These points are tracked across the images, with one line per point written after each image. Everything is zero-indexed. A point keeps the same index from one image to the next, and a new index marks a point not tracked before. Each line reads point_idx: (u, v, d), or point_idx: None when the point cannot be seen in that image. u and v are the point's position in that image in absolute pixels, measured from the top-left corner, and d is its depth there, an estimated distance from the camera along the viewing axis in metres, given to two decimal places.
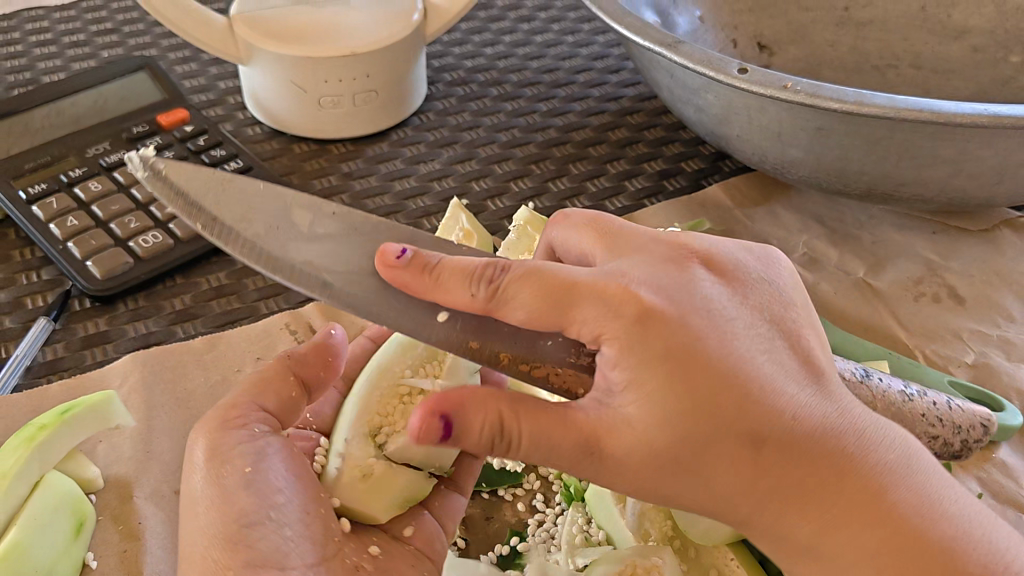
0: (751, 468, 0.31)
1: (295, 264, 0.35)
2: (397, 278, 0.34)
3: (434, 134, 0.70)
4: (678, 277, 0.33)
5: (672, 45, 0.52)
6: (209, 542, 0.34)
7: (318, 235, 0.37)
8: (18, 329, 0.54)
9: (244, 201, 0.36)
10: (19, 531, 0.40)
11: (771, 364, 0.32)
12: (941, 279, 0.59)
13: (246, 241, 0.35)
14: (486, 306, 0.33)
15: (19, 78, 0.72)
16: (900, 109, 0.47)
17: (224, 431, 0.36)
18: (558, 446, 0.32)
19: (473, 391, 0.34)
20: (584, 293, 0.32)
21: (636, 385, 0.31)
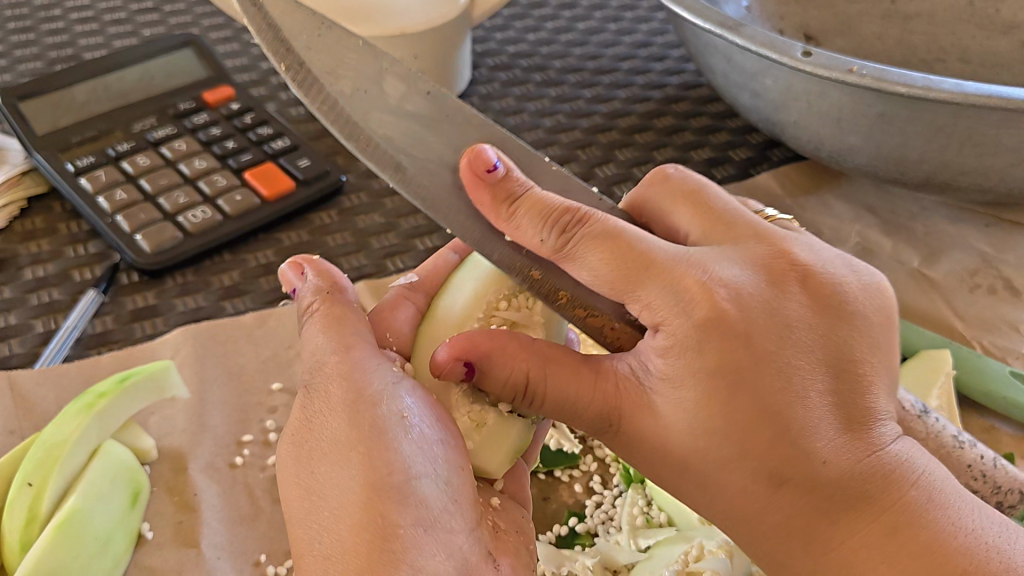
0: (768, 494, 0.30)
1: (376, 137, 0.33)
2: (477, 192, 0.33)
3: (478, 117, 0.69)
4: (758, 285, 0.31)
5: (733, 27, 0.52)
6: (357, 494, 0.31)
7: (403, 110, 0.34)
8: (66, 300, 0.53)
9: (338, 50, 0.33)
10: (79, 498, 0.40)
11: (829, 398, 0.30)
12: (996, 271, 0.58)
13: (331, 100, 0.32)
14: (557, 254, 0.32)
15: (61, 54, 0.72)
16: (970, 95, 0.47)
17: (360, 376, 0.34)
18: (580, 407, 0.32)
19: (504, 342, 0.34)
20: (648, 291, 0.31)
21: (674, 385, 0.30)
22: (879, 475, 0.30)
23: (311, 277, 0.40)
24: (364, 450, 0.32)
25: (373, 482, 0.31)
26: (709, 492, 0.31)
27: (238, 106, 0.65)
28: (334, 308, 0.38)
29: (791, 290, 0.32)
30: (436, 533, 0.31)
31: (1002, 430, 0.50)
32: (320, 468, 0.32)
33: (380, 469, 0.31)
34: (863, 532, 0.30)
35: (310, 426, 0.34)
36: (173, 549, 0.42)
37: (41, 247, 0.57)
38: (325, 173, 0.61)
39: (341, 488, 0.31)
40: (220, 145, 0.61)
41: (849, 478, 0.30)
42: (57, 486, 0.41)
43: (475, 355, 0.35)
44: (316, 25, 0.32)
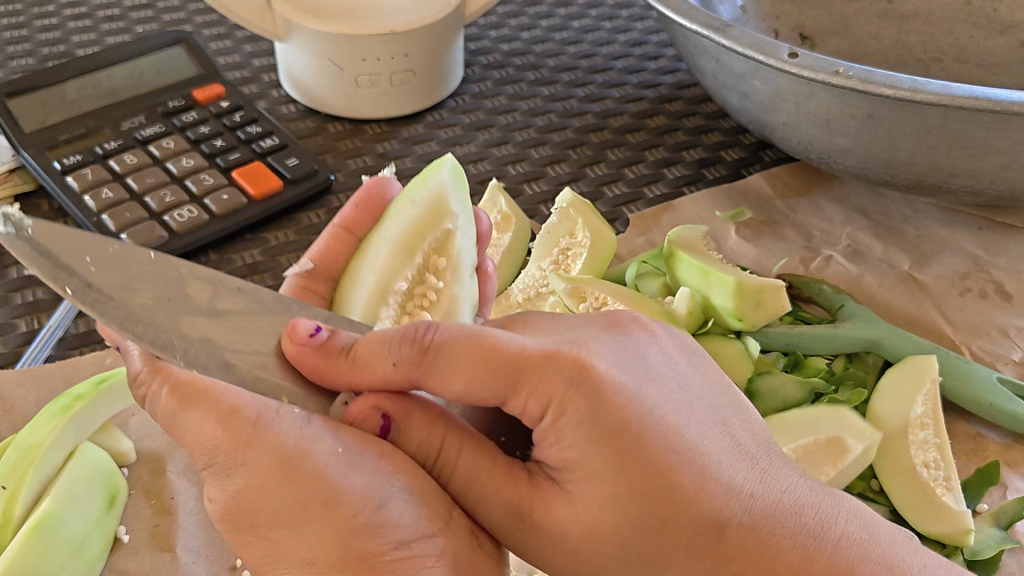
0: (712, 553, 0.30)
1: (196, 343, 0.30)
2: (307, 361, 0.32)
3: (469, 116, 0.69)
4: (620, 348, 0.33)
5: (720, 29, 0.51)
6: (329, 548, 0.29)
7: (218, 309, 0.31)
8: (50, 299, 0.53)
9: (125, 263, 0.29)
10: (53, 501, 0.40)
11: (720, 448, 0.32)
12: (987, 275, 0.58)
13: (132, 316, 0.28)
14: (415, 374, 0.32)
15: (53, 51, 0.71)
16: (955, 96, 0.46)
17: (263, 433, 0.30)
18: (492, 501, 0.32)
19: (416, 403, 0.33)
20: (529, 379, 0.31)
21: (585, 466, 0.30)
22: (794, 509, 0.32)
23: (128, 341, 0.31)
24: (318, 500, 0.29)
25: (347, 527, 0.29)
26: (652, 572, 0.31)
27: (228, 103, 0.64)
28: (170, 376, 0.30)
29: (646, 352, 0.34)
30: (421, 551, 0.30)
31: (989, 437, 0.49)
32: (280, 528, 0.30)
33: (349, 513, 0.29)
34: (815, 573, 0.31)
35: (239, 492, 0.30)
36: (149, 553, 0.42)
37: None
38: (313, 172, 0.61)
39: (315, 544, 0.30)
40: (209, 144, 0.61)
41: (770, 516, 0.31)
42: (30, 491, 0.40)
43: (393, 410, 0.33)
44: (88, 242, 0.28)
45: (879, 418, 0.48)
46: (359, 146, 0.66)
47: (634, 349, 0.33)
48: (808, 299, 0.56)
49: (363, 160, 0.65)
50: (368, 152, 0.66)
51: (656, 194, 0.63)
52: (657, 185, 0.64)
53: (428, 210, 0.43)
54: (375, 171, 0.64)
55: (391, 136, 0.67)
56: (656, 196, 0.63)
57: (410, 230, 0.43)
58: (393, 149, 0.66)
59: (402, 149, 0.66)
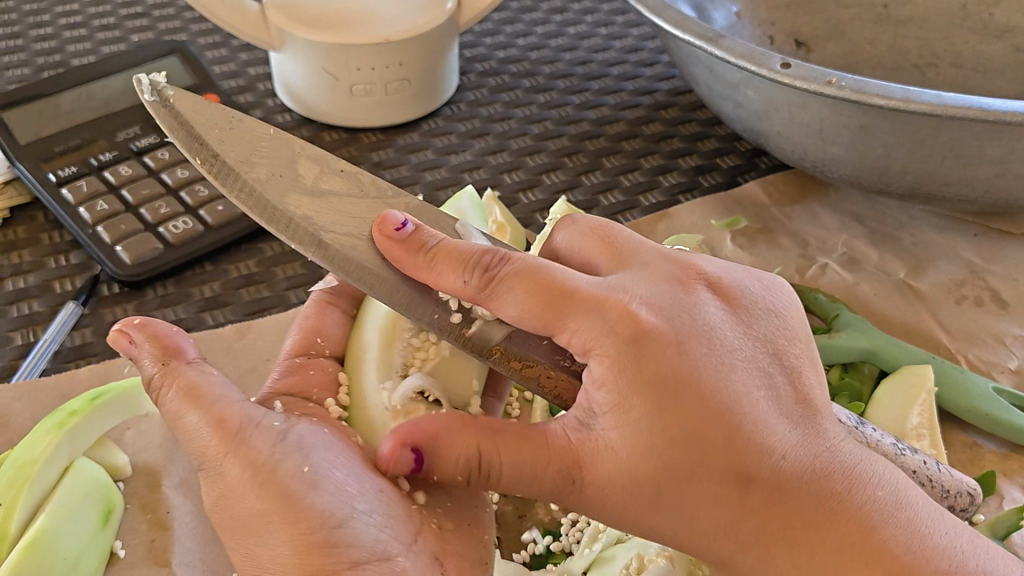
0: (736, 505, 0.31)
1: (295, 218, 0.35)
2: (390, 249, 0.35)
3: (465, 124, 0.69)
4: (681, 299, 0.33)
5: (713, 39, 0.51)
6: (293, 559, 0.31)
7: (321, 190, 0.37)
8: (46, 312, 0.53)
9: (254, 139, 0.36)
10: (47, 517, 0.40)
11: (768, 401, 0.32)
12: (983, 282, 0.58)
13: (247, 184, 0.35)
14: (477, 293, 0.33)
15: (48, 61, 0.71)
16: (949, 107, 0.46)
17: (241, 444, 0.33)
18: (541, 475, 0.32)
19: (445, 421, 0.33)
20: (575, 316, 0.32)
21: (622, 410, 0.31)
22: (833, 470, 0.32)
23: (139, 348, 0.36)
24: (282, 510, 0.32)
25: (307, 542, 0.31)
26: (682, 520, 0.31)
27: None
28: (174, 381, 0.35)
29: (708, 300, 0.34)
30: (382, 565, 0.31)
31: (985, 447, 0.49)
32: (252, 534, 0.32)
33: (309, 529, 0.31)
34: (832, 533, 0.31)
35: (223, 495, 0.33)
36: (145, 567, 0.42)
37: (22, 258, 0.56)
38: None
39: (282, 555, 0.31)
40: None
41: (807, 472, 0.31)
42: (26, 508, 0.40)
43: (422, 438, 0.33)
44: (225, 121, 0.36)
45: (872, 427, 0.49)
46: (354, 155, 0.66)
47: (687, 297, 0.34)
48: (804, 308, 0.56)
49: (359, 169, 0.65)
50: (363, 161, 0.66)
51: (652, 202, 0.63)
52: (653, 193, 0.64)
53: None
54: None
55: (386, 145, 0.67)
56: (652, 204, 0.63)
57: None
58: (389, 158, 0.66)
59: (398, 157, 0.66)
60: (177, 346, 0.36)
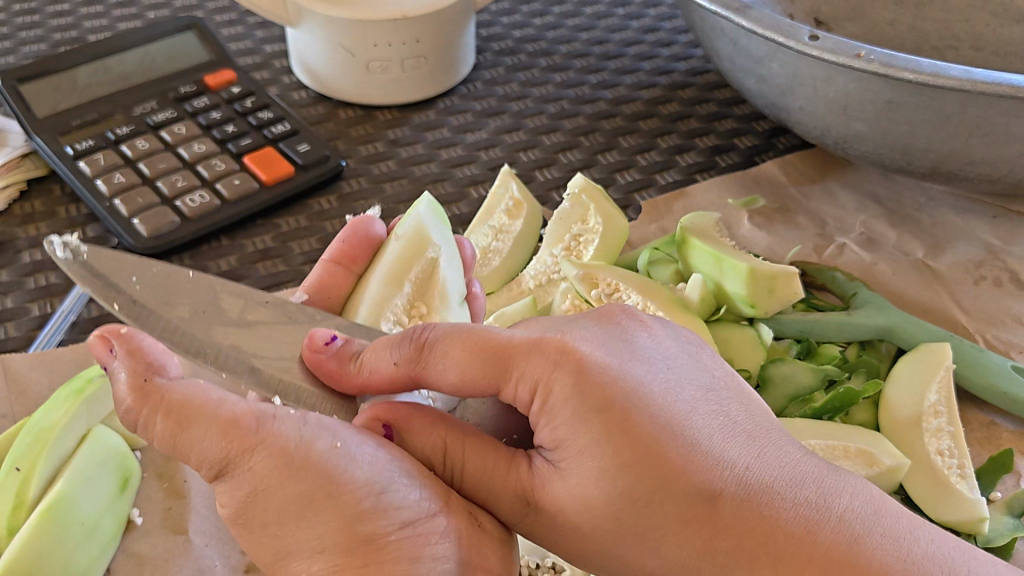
0: (706, 529, 0.30)
1: (225, 351, 0.33)
2: (319, 364, 0.35)
3: (481, 103, 0.69)
4: (614, 334, 0.33)
5: (740, 10, 0.51)
6: (337, 548, 0.28)
7: (248, 322, 0.35)
8: (62, 283, 0.53)
9: (172, 284, 0.34)
10: (65, 483, 0.40)
11: (715, 426, 0.32)
12: (1002, 263, 0.57)
13: (173, 326, 0.33)
14: (411, 370, 0.33)
15: (65, 36, 0.71)
16: (977, 82, 0.46)
17: (265, 432, 0.29)
18: (496, 491, 0.32)
19: (421, 411, 0.34)
20: (516, 362, 0.32)
21: (575, 444, 0.31)
22: (797, 484, 0.31)
23: (121, 358, 0.31)
24: (321, 487, 0.29)
25: (354, 512, 0.29)
26: (652, 547, 0.31)
27: (239, 89, 0.64)
28: (162, 397, 0.30)
29: (640, 336, 0.34)
30: (430, 532, 0.29)
31: (1003, 426, 0.49)
32: (286, 527, 0.29)
33: (353, 499, 0.29)
34: (815, 545, 0.30)
35: (245, 492, 0.29)
36: (161, 535, 0.42)
37: (39, 231, 0.57)
38: (324, 158, 0.61)
39: (326, 533, 0.29)
40: (220, 129, 0.61)
41: (770, 489, 0.31)
42: (45, 471, 0.41)
43: (397, 419, 0.33)
44: (145, 265, 0.34)
45: (888, 403, 0.48)
46: (370, 132, 0.66)
47: (628, 335, 0.33)
48: (821, 286, 0.56)
49: (375, 146, 0.65)
50: (379, 138, 0.66)
51: (668, 181, 0.63)
52: (669, 172, 0.63)
53: (411, 244, 0.47)
54: (386, 157, 0.64)
55: (402, 122, 0.67)
56: (668, 183, 0.63)
57: (395, 265, 0.46)
58: (405, 135, 0.66)
59: (414, 135, 0.66)
60: (160, 362, 0.31)
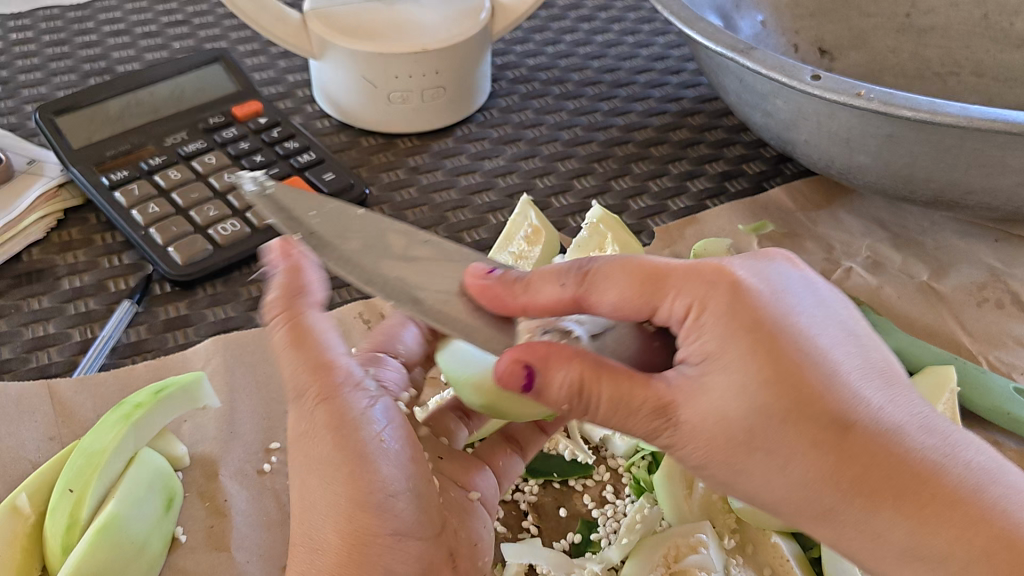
0: (838, 457, 0.31)
1: (389, 280, 0.36)
2: (489, 291, 0.36)
3: (498, 130, 0.71)
4: (763, 268, 0.35)
5: (744, 51, 0.53)
6: (335, 522, 0.35)
7: (412, 256, 0.37)
8: (101, 310, 0.55)
9: (344, 220, 0.38)
10: (117, 504, 0.42)
11: (848, 360, 0.33)
12: (1004, 285, 0.60)
13: (344, 254, 0.36)
14: (575, 291, 0.35)
15: (95, 68, 0.74)
16: (974, 119, 0.48)
17: (342, 403, 0.36)
18: (635, 411, 0.33)
19: (560, 347, 0.34)
20: (673, 282, 0.34)
21: (716, 360, 0.32)
22: (925, 431, 0.32)
23: (282, 273, 0.37)
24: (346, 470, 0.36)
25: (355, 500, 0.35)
26: (778, 469, 0.32)
27: (266, 120, 0.67)
28: (291, 319, 0.37)
29: (783, 271, 0.35)
30: (401, 546, 0.36)
31: (1005, 444, 0.51)
32: (315, 474, 0.36)
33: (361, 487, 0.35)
34: (940, 490, 0.31)
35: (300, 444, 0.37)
36: (205, 552, 0.45)
37: (77, 258, 0.59)
38: (349, 187, 0.63)
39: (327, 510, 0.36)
40: (249, 159, 0.63)
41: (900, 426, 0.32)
42: (95, 493, 0.43)
43: (536, 357, 0.33)
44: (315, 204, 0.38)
45: None
46: (391, 160, 0.68)
47: (780, 270, 0.35)
48: None
49: (396, 174, 0.67)
50: (400, 165, 0.68)
51: (680, 207, 0.65)
52: (681, 198, 0.66)
53: None
54: (407, 184, 0.67)
55: (422, 150, 0.70)
56: (680, 209, 0.65)
57: None
58: (425, 163, 0.68)
59: (433, 162, 0.68)
60: (309, 286, 0.38)
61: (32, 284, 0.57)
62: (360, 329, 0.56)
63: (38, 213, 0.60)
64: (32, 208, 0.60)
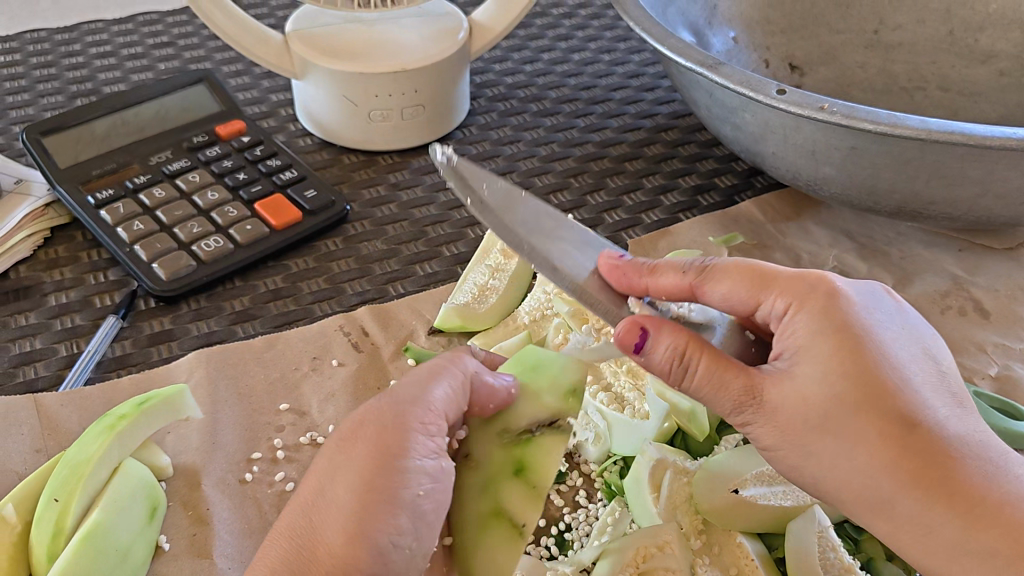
0: (901, 451, 0.35)
1: (538, 251, 0.40)
2: (615, 270, 0.41)
3: (476, 147, 0.73)
4: (870, 289, 0.40)
5: (713, 66, 0.55)
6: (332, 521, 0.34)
7: (557, 235, 0.42)
8: (87, 325, 0.56)
9: (515, 200, 0.42)
10: (102, 513, 0.44)
11: (927, 373, 0.37)
12: (967, 294, 0.62)
13: (516, 236, 0.40)
14: (695, 280, 0.41)
15: (81, 88, 0.76)
16: (931, 131, 0.50)
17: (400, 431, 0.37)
18: (726, 387, 0.38)
19: (672, 324, 0.39)
20: (778, 283, 0.40)
21: (806, 352, 0.37)
22: (985, 443, 0.36)
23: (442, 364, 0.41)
24: (366, 501, 0.34)
25: (358, 529, 0.34)
26: (849, 454, 0.36)
27: (248, 138, 0.68)
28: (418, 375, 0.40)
29: (889, 297, 0.40)
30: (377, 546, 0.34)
31: None
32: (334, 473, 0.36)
33: (370, 522, 0.34)
34: (985, 496, 0.35)
35: (333, 453, 0.37)
36: (187, 559, 0.46)
37: (63, 275, 0.60)
38: (330, 204, 0.65)
39: (324, 526, 0.34)
40: (232, 177, 0.65)
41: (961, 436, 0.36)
42: (80, 502, 0.44)
43: (653, 320, 0.39)
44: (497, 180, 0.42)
45: None
46: (372, 176, 0.70)
47: (876, 293, 0.40)
48: None
49: (377, 190, 0.69)
50: (381, 182, 0.70)
51: (654, 220, 0.67)
52: (655, 211, 0.67)
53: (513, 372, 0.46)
54: (388, 201, 0.68)
55: (403, 167, 0.71)
56: (654, 222, 0.66)
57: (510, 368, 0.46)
58: (405, 179, 0.70)
59: (413, 178, 0.70)
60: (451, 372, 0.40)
61: (20, 300, 0.58)
62: (340, 341, 0.57)
63: (25, 231, 0.61)
64: (19, 226, 0.61)
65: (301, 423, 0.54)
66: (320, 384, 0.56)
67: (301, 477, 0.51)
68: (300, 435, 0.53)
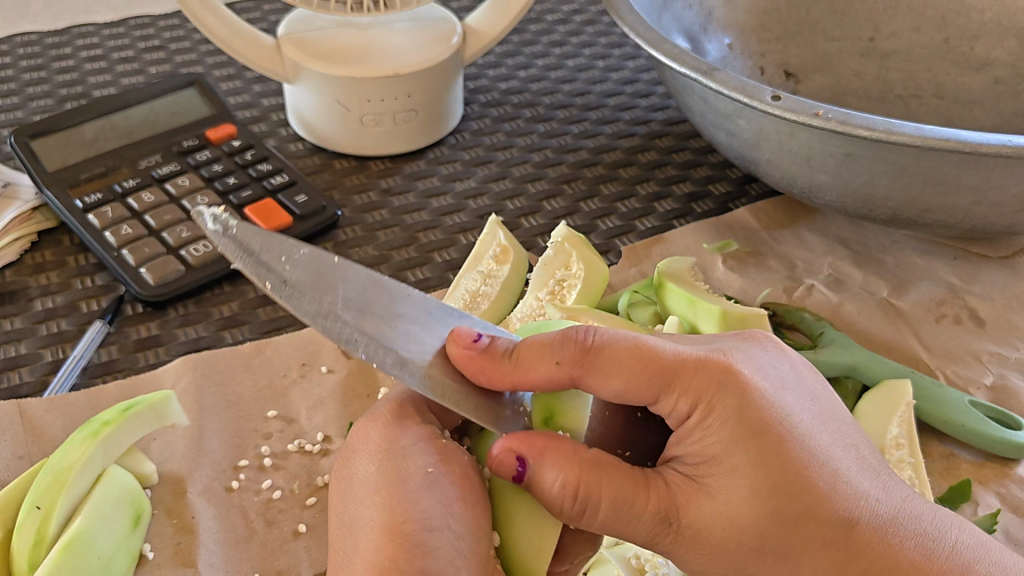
0: (842, 553, 0.34)
1: (373, 338, 0.34)
2: (479, 366, 0.35)
3: (469, 153, 0.72)
4: (767, 358, 0.38)
5: (707, 72, 0.55)
6: (365, 534, 0.33)
7: (394, 313, 0.36)
8: (73, 330, 0.56)
9: (321, 269, 0.35)
10: (84, 520, 0.43)
11: (845, 456, 0.35)
12: (962, 301, 0.61)
13: (321, 309, 0.34)
14: (574, 373, 0.36)
15: (71, 92, 0.75)
16: (927, 138, 0.49)
17: (398, 425, 0.37)
18: (637, 517, 0.35)
19: (552, 442, 0.36)
20: (676, 375, 0.35)
21: (727, 464, 0.34)
22: (909, 511, 0.36)
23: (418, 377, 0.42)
24: (386, 500, 0.34)
25: (389, 528, 0.33)
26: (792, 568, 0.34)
27: (239, 142, 0.68)
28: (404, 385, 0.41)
29: (789, 366, 0.38)
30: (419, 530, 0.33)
31: (961, 456, 0.53)
32: (352, 496, 0.36)
33: (395, 518, 0.33)
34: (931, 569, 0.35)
35: (341, 487, 0.37)
36: (172, 568, 0.45)
37: (50, 280, 0.59)
38: (321, 208, 0.64)
39: (355, 550, 0.33)
40: (222, 181, 0.64)
41: (891, 516, 0.35)
42: (62, 511, 0.44)
43: (530, 449, 0.35)
44: (290, 248, 0.35)
45: None
46: (363, 182, 0.69)
47: (772, 361, 0.38)
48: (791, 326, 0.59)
49: (368, 196, 0.68)
50: (372, 187, 0.69)
51: (647, 227, 0.66)
52: (648, 219, 0.67)
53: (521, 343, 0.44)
54: (380, 206, 0.67)
55: (395, 172, 0.71)
56: (647, 229, 0.66)
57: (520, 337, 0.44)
58: (397, 185, 0.69)
59: (405, 184, 0.69)
60: None
61: (5, 305, 0.57)
62: (330, 348, 0.57)
63: (12, 235, 0.60)
64: (7, 229, 0.60)
65: (289, 430, 0.53)
66: (309, 391, 0.55)
67: (289, 485, 0.50)
68: (288, 442, 0.52)
